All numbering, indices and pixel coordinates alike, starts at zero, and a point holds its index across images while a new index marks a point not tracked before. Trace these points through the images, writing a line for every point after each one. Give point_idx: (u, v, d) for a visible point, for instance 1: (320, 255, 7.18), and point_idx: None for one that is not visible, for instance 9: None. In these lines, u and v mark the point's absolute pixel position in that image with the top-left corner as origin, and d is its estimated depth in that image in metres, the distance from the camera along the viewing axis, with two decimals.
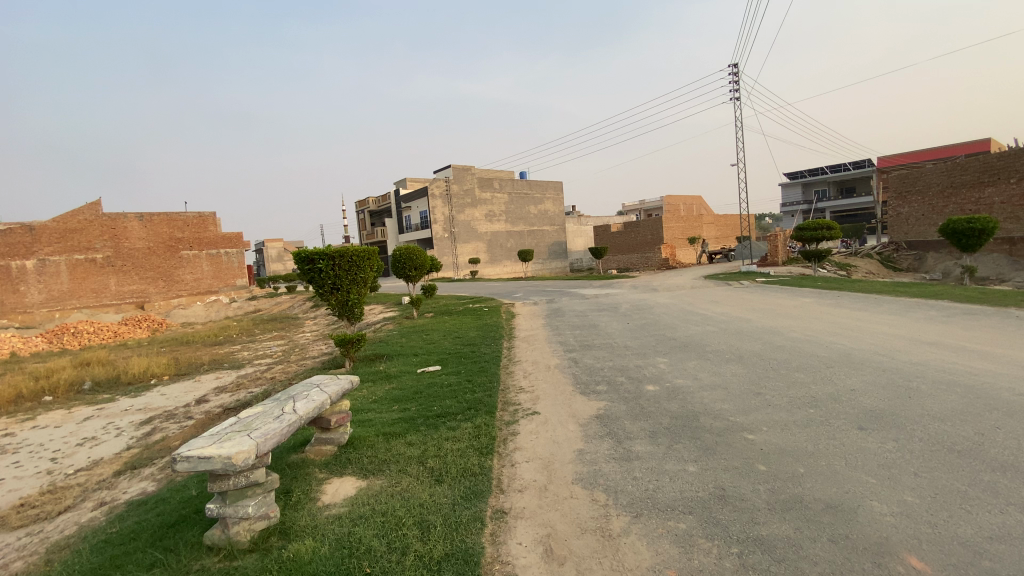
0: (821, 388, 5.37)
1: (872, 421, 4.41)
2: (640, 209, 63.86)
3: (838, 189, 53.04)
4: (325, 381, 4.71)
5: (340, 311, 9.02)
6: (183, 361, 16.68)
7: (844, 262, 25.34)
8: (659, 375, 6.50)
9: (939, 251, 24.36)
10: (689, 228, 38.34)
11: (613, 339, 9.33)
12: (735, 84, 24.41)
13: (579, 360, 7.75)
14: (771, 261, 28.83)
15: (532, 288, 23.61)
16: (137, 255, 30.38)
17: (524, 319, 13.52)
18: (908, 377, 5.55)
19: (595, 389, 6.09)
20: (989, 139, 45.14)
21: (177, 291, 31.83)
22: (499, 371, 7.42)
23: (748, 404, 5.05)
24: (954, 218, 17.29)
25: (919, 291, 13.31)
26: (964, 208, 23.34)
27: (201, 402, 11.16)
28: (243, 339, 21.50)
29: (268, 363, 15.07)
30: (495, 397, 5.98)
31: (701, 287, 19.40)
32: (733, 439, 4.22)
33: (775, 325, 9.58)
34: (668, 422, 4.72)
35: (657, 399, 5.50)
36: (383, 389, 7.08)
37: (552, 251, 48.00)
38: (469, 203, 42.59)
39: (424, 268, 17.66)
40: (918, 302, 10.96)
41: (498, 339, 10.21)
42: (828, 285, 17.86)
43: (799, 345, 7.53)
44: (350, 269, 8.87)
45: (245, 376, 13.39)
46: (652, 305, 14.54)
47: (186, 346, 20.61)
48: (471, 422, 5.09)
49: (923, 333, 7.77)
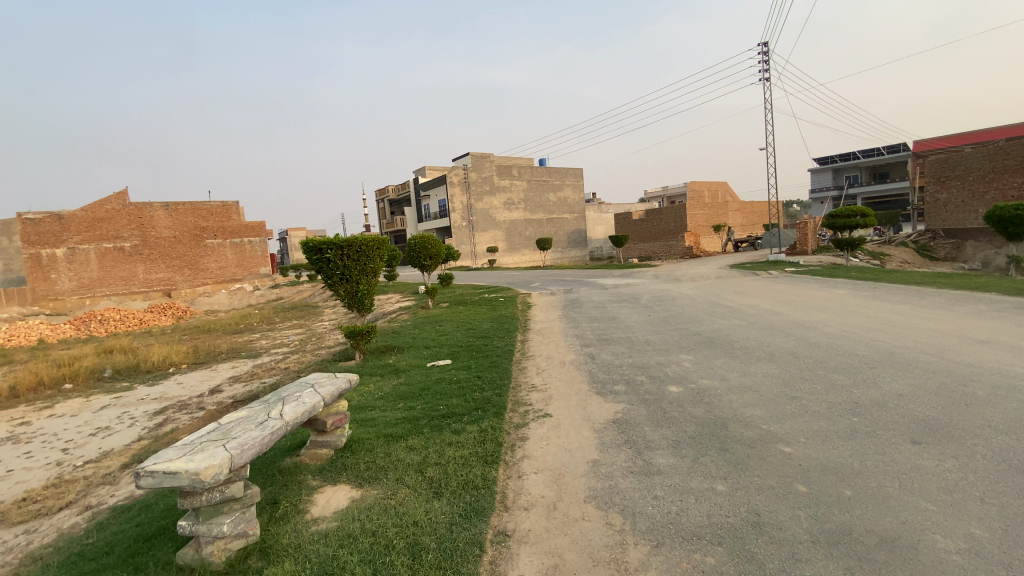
0: (863, 393, 4.85)
1: (926, 432, 3.90)
2: (662, 197, 62.46)
3: (870, 174, 50.91)
4: (321, 380, 4.40)
5: (350, 302, 8.75)
6: (202, 349, 16.78)
7: (877, 251, 24.20)
8: (682, 374, 6.04)
9: (979, 240, 23.04)
10: (714, 215, 37.20)
11: (633, 333, 8.87)
12: (765, 64, 23.23)
13: (596, 356, 7.32)
14: (800, 250, 27.74)
15: (550, 278, 23.17)
16: (163, 244, 30.82)
17: (540, 310, 13.10)
18: (963, 381, 4.97)
19: (613, 390, 5.66)
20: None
21: (202, 280, 32.28)
22: (511, 367, 7.05)
23: (782, 411, 4.58)
24: (1001, 204, 16.13)
25: (961, 282, 12.42)
26: (1007, 193, 21.97)
27: (214, 392, 11.13)
28: (263, 327, 21.63)
29: (284, 353, 15.03)
30: (506, 396, 5.60)
31: (726, 277, 18.66)
32: (767, 453, 3.78)
33: (807, 319, 8.97)
34: (694, 430, 4.28)
35: (681, 402, 5.06)
36: (391, 385, 6.77)
37: (571, 239, 47.31)
38: (487, 191, 42.11)
39: (440, 257, 17.35)
40: (961, 295, 10.20)
41: (512, 332, 9.83)
42: (861, 275, 16.98)
43: (835, 342, 6.97)
44: (359, 260, 8.56)
45: (260, 366, 13.33)
46: (674, 296, 13.96)
47: (207, 335, 20.80)
48: (477, 425, 4.72)
49: (973, 329, 7.11)
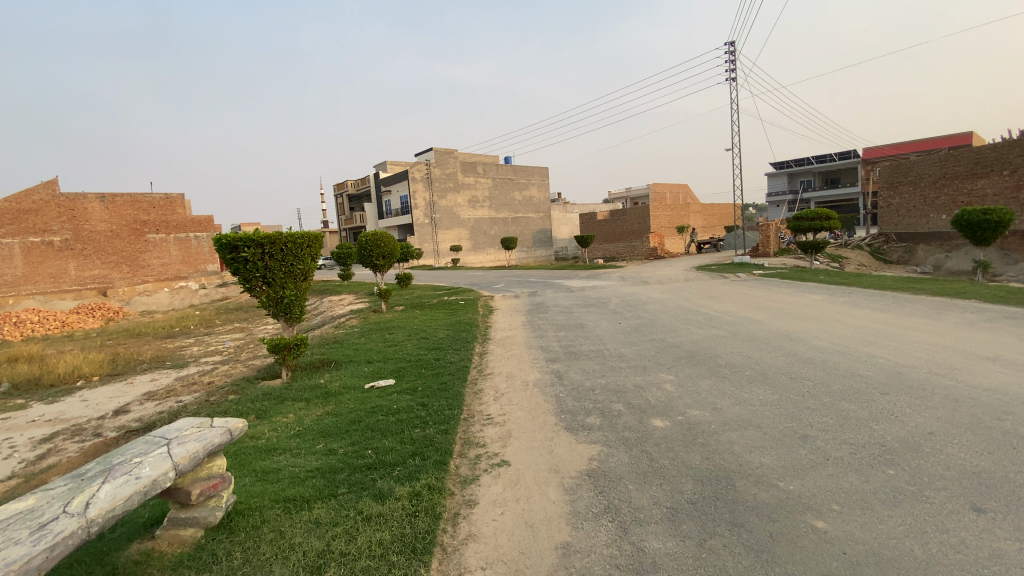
0: (886, 430, 4.00)
1: (989, 493, 3.03)
2: (625, 198, 62.67)
3: (822, 179, 52.23)
4: (185, 433, 3.19)
5: (274, 310, 7.41)
6: (122, 358, 14.74)
7: (836, 254, 24.39)
8: (666, 402, 5.04)
9: (930, 244, 23.45)
10: (676, 216, 37.14)
11: (604, 346, 7.87)
12: (732, 64, 22.95)
13: (563, 376, 6.26)
14: (762, 252, 27.77)
15: (513, 279, 22.18)
16: (98, 239, 27.87)
17: (502, 316, 11.99)
18: (997, 414, 4.15)
19: (586, 424, 4.60)
20: (972, 133, 44.59)
21: (142, 277, 29.33)
22: (464, 390, 5.92)
23: (797, 459, 3.63)
24: (969, 208, 16.08)
25: (934, 287, 12.03)
26: (957, 200, 22.20)
27: (120, 413, 9.44)
28: (201, 332, 19.60)
29: (215, 363, 13.31)
30: (453, 435, 4.45)
31: (695, 280, 18.20)
32: (796, 531, 2.80)
33: (791, 329, 8.21)
34: (693, 492, 3.27)
35: (669, 443, 4.05)
36: (315, 416, 5.50)
37: (536, 239, 46.50)
38: (451, 187, 40.65)
39: (394, 256, 15.99)
40: (943, 302, 9.70)
41: (469, 343, 8.68)
42: (829, 278, 16.77)
43: (831, 359, 6.17)
44: (284, 260, 7.23)
45: (185, 379, 11.64)
46: (644, 301, 13.12)
47: (135, 340, 18.59)
48: (410, 484, 3.56)
49: (974, 343, 6.47)
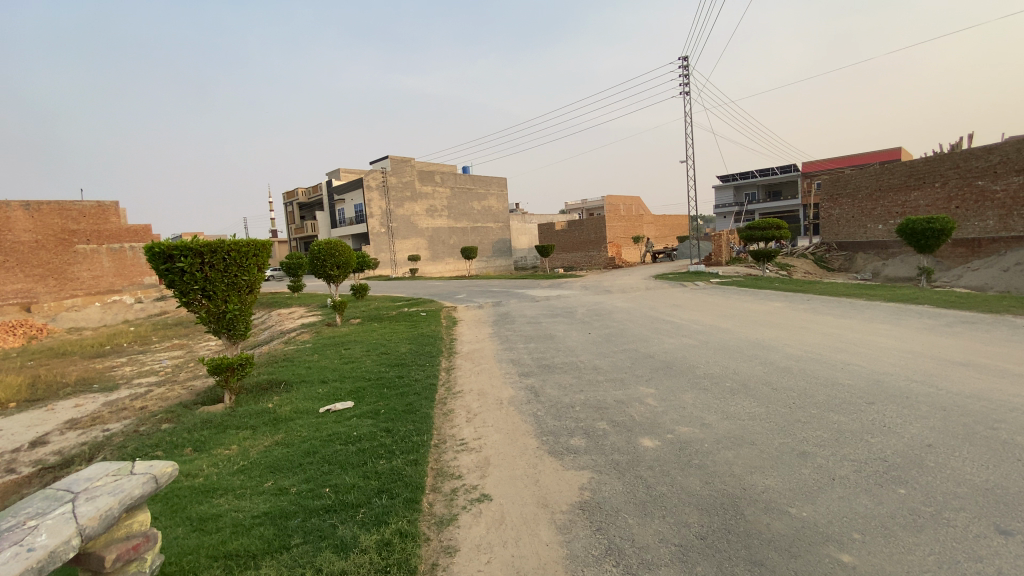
0: (883, 444, 3.83)
1: (1011, 513, 2.83)
2: (582, 209, 63.53)
3: (766, 192, 54.73)
4: (97, 483, 2.55)
5: (215, 326, 6.68)
6: (43, 380, 13.19)
7: (785, 263, 25.33)
8: (652, 418, 4.73)
9: (869, 252, 24.70)
10: (633, 227, 37.78)
11: (577, 358, 7.53)
12: (685, 79, 23.59)
13: (540, 392, 5.87)
14: (715, 261, 28.53)
15: (475, 289, 21.73)
16: (21, 250, 25.25)
17: (467, 328, 11.51)
18: (987, 423, 4.07)
19: (570, 447, 4.21)
20: (899, 149, 47.89)
21: (71, 292, 26.69)
22: (432, 411, 5.42)
23: (803, 481, 3.36)
24: (913, 218, 16.99)
25: (885, 294, 12.47)
26: (892, 211, 23.53)
27: (36, 444, 8.28)
28: (135, 349, 18.00)
29: (151, 385, 12.11)
30: (424, 466, 3.96)
31: (656, 289, 18.32)
32: (822, 568, 2.50)
33: (762, 337, 8.16)
34: (701, 523, 2.94)
35: (664, 467, 3.71)
36: (262, 447, 4.86)
37: (495, 248, 46.23)
38: (408, 196, 39.80)
39: (349, 266, 15.21)
40: (899, 308, 9.98)
41: (434, 358, 8.16)
42: (784, 285, 17.25)
43: (809, 367, 6.08)
44: (227, 272, 6.52)
45: (115, 404, 10.45)
46: (610, 310, 12.96)
47: (59, 360, 16.83)
48: (377, 531, 3.05)
49: (941, 349, 6.56)
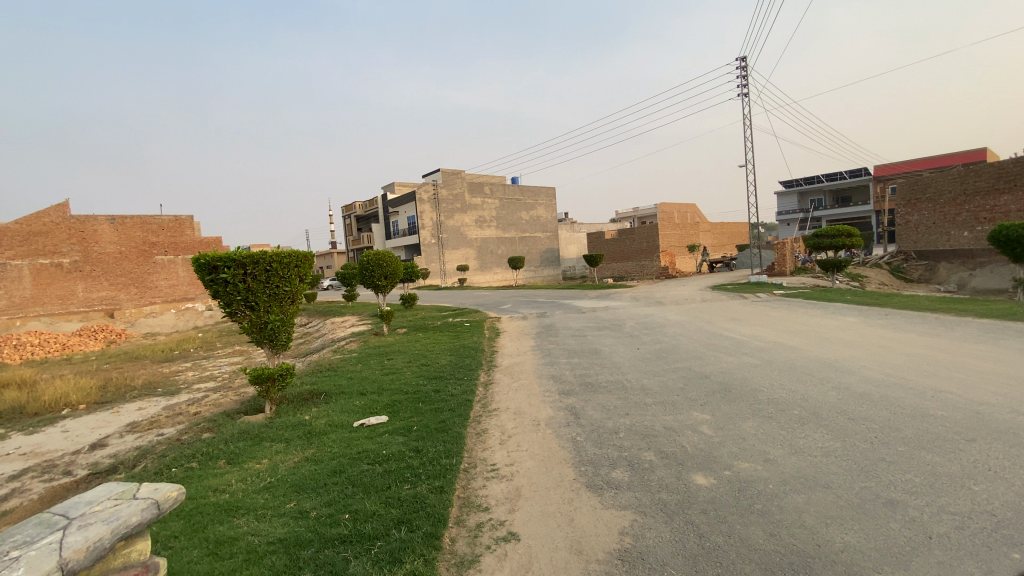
0: (995, 495, 3.15)
1: None
2: (633, 218, 62.13)
3: (833, 198, 51.43)
4: (96, 509, 2.39)
5: (258, 336, 6.72)
6: (115, 383, 14.03)
7: (855, 273, 23.45)
8: (706, 450, 4.22)
9: (953, 262, 22.43)
10: (687, 236, 36.35)
11: (623, 376, 7.03)
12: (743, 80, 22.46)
13: (581, 413, 5.46)
14: (777, 271, 26.85)
15: (521, 299, 21.49)
16: (107, 260, 27.38)
17: (510, 340, 11.22)
18: None
19: (611, 481, 3.77)
20: (987, 149, 43.72)
21: (149, 299, 28.68)
22: (465, 430, 5.14)
23: (891, 539, 2.79)
24: (1008, 223, 15.20)
25: (976, 308, 11.15)
26: (980, 216, 21.32)
27: (97, 447, 8.65)
28: (200, 355, 18.94)
29: (208, 390, 12.56)
30: (450, 495, 3.66)
31: (712, 300, 17.38)
32: None
33: (832, 357, 7.34)
34: None
35: (720, 511, 3.21)
36: (292, 463, 4.74)
37: (543, 258, 45.88)
38: (458, 208, 40.27)
39: (397, 276, 15.34)
40: (995, 325, 8.81)
41: (473, 372, 7.91)
42: (856, 298, 15.85)
43: (890, 394, 5.33)
44: (268, 282, 6.57)
45: (173, 408, 10.88)
46: (661, 323, 12.30)
47: (132, 364, 17.92)
48: (391, 572, 2.77)
49: None
